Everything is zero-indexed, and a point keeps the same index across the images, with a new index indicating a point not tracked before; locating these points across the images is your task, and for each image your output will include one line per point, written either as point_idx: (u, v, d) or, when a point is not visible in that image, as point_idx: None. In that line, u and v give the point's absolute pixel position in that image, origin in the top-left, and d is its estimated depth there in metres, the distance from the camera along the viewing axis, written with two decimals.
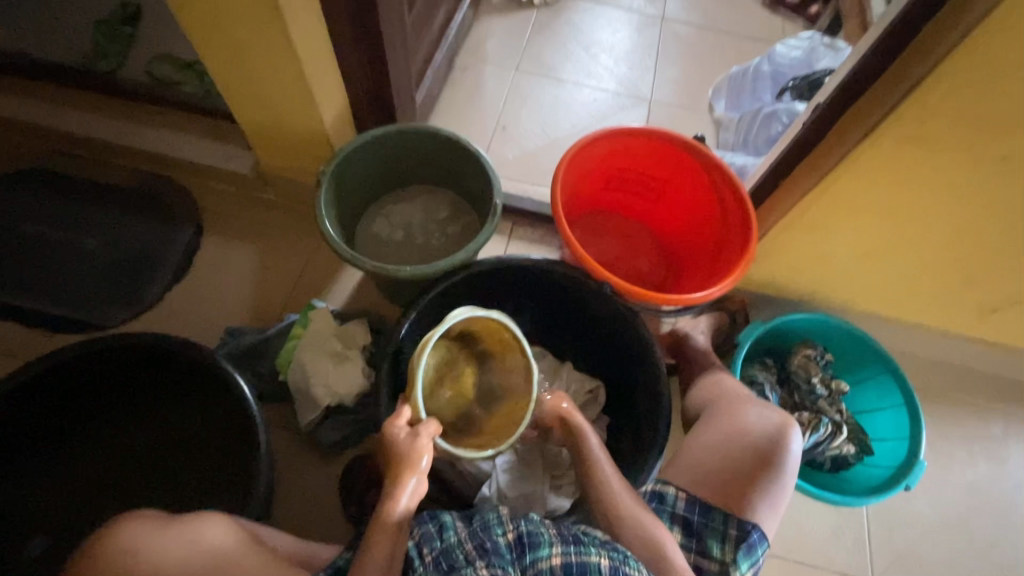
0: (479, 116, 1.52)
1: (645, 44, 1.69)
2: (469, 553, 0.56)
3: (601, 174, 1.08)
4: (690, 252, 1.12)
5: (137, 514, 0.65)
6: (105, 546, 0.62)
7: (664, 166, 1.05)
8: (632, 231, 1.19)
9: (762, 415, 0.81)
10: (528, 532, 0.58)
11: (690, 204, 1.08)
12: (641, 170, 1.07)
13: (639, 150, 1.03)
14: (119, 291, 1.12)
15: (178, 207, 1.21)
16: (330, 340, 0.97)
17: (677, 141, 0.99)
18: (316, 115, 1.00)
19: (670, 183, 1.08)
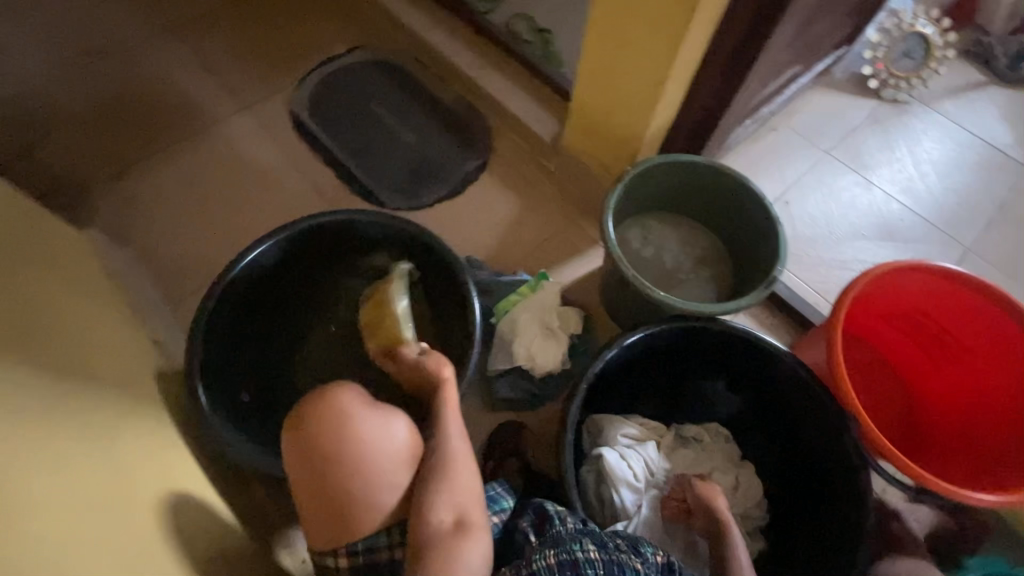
0: (765, 179, 1.45)
1: (987, 186, 1.45)
2: (622, 546, 0.66)
3: (893, 305, 0.95)
4: (957, 436, 0.94)
5: (344, 390, 0.72)
6: (327, 402, 0.71)
7: (976, 328, 0.90)
8: (885, 377, 1.03)
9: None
10: (677, 566, 0.66)
11: (988, 383, 0.91)
12: (943, 320, 0.92)
13: (954, 299, 0.89)
14: (407, 185, 1.32)
15: (478, 141, 1.37)
16: (550, 314, 1.03)
17: (1014, 316, 0.84)
18: (646, 117, 1.04)
19: (972, 348, 0.92)
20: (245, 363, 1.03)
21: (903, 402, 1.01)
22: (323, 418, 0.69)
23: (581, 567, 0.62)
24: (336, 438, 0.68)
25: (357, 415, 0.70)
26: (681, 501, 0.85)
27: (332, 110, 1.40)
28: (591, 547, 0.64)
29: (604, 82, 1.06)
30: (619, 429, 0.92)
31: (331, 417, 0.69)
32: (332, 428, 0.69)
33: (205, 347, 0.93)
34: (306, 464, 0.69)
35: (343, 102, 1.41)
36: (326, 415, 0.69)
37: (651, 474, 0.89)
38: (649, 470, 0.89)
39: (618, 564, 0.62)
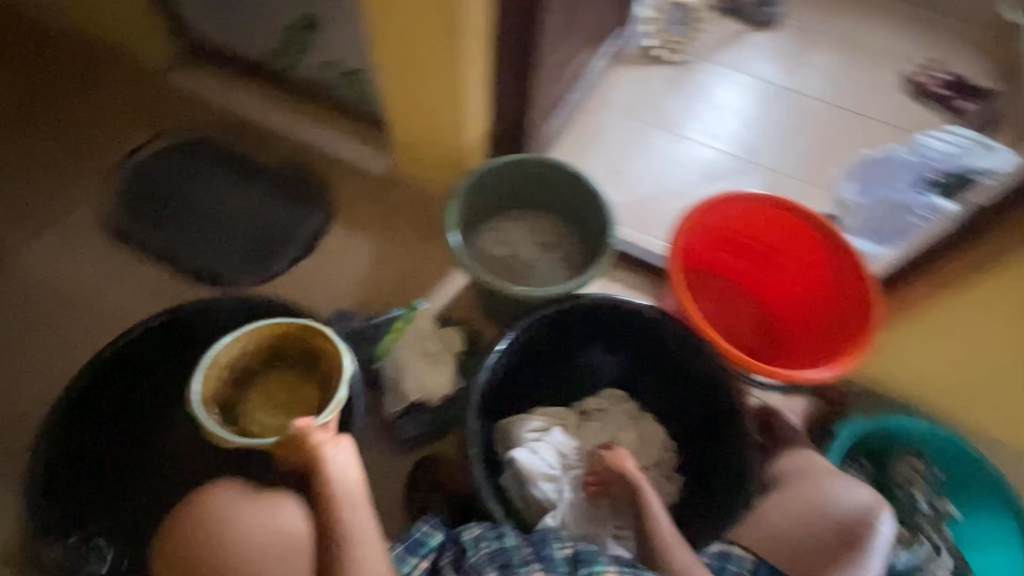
0: (596, 156, 1.57)
1: (771, 114, 1.68)
2: (528, 557, 0.68)
3: (719, 238, 1.07)
4: (799, 332, 1.07)
5: (226, 484, 0.71)
6: (208, 502, 0.69)
7: (784, 238, 1.04)
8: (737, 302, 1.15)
9: (851, 491, 0.82)
10: (584, 551, 0.68)
11: (808, 280, 1.04)
12: (759, 238, 1.06)
13: (759, 219, 1.03)
14: (253, 258, 1.26)
15: (316, 194, 1.34)
16: (428, 341, 1.03)
17: (803, 217, 0.98)
18: (460, 132, 1.08)
19: (787, 255, 1.06)
20: (131, 468, 1.02)
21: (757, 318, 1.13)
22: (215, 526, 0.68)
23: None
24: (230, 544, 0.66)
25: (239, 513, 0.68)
26: (584, 472, 0.91)
27: (148, 204, 1.31)
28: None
29: (412, 110, 1.09)
30: (523, 428, 0.94)
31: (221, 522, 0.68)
32: (210, 533, 0.67)
33: (42, 501, 0.89)
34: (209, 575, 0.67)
35: (158, 193, 1.32)
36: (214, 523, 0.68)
37: (564, 459, 0.92)
38: (561, 456, 0.92)
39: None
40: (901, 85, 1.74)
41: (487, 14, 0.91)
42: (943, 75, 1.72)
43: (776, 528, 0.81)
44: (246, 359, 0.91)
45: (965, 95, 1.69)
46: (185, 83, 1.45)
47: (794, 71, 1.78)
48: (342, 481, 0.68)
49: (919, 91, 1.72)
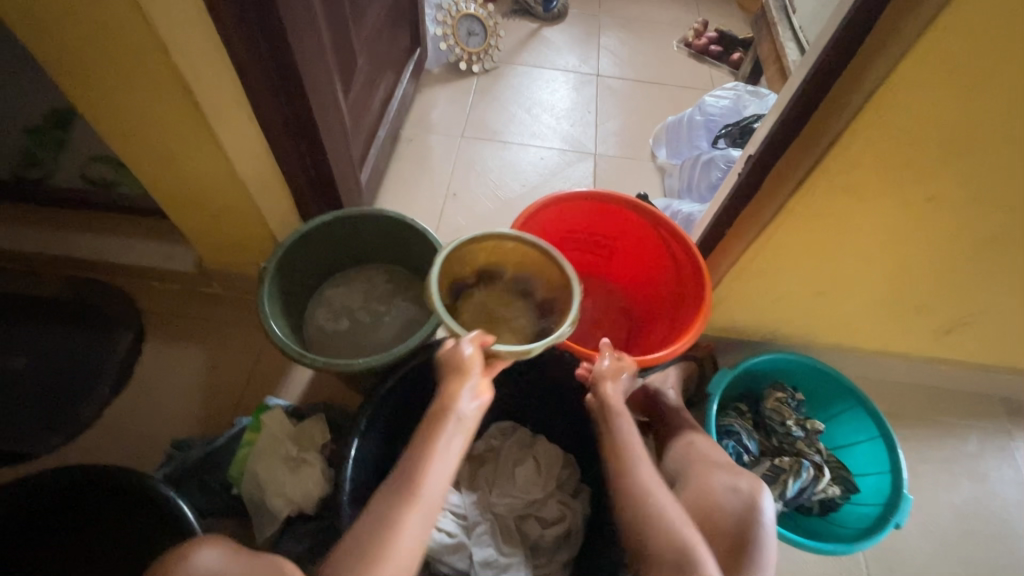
0: (429, 184, 1.52)
1: (582, 101, 1.75)
2: None
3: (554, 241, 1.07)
4: (652, 310, 1.10)
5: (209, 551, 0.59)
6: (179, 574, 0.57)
7: (614, 225, 1.06)
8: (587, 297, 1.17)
9: (729, 484, 0.78)
10: None
11: (643, 260, 1.09)
12: (591, 230, 1.08)
13: (585, 213, 1.04)
14: (50, 414, 1.04)
15: (117, 315, 1.15)
16: (283, 444, 0.90)
17: (621, 202, 1.00)
18: (254, 208, 0.97)
19: (621, 240, 1.09)
20: None
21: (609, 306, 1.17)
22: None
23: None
24: None
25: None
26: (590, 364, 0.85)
27: None
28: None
29: (188, 198, 0.96)
30: None
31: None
32: None
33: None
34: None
35: None
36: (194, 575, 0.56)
37: (465, 519, 0.86)
38: (460, 519, 0.86)
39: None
40: (684, 50, 1.91)
41: (232, 84, 0.80)
42: (715, 33, 1.91)
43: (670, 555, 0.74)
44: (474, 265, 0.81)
45: (737, 46, 1.88)
46: None
47: (592, 57, 1.87)
48: (453, 417, 0.61)
49: (699, 51, 1.89)
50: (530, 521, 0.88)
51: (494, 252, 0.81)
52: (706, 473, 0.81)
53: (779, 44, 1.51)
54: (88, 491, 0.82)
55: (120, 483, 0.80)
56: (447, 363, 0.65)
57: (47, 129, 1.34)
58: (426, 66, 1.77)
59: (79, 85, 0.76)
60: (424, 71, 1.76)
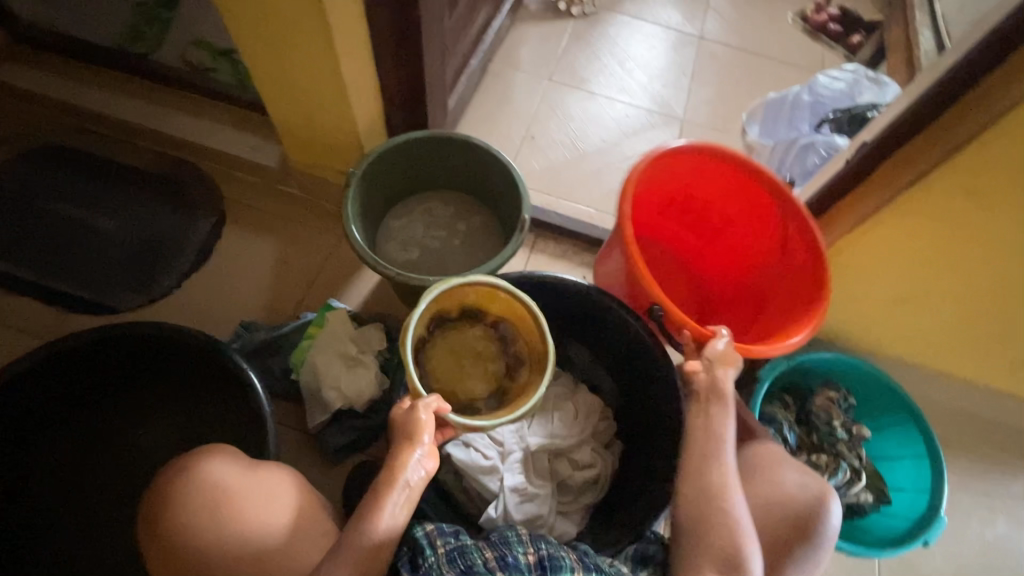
0: (509, 123, 1.50)
1: (678, 61, 1.66)
2: (491, 562, 0.62)
3: (662, 199, 1.02)
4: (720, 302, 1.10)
5: (217, 460, 0.67)
6: (199, 478, 0.65)
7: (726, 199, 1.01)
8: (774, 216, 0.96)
9: (800, 481, 0.78)
10: (548, 556, 0.65)
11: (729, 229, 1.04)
12: (704, 199, 1.03)
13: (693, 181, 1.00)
14: (139, 276, 1.12)
15: (204, 196, 1.21)
16: (344, 342, 0.96)
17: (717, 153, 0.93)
18: (350, 113, 0.98)
19: (734, 216, 1.03)
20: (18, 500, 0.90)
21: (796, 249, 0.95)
22: (201, 490, 0.64)
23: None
24: (216, 504, 0.64)
25: (235, 493, 0.65)
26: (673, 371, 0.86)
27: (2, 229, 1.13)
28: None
29: (288, 91, 0.98)
30: None
31: (206, 490, 0.64)
32: (206, 504, 0.63)
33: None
34: (169, 555, 0.64)
35: (14, 214, 1.14)
36: (202, 483, 0.65)
37: (503, 447, 0.89)
38: (499, 445, 0.89)
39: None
40: (800, 23, 1.76)
41: None
42: (838, 10, 1.75)
43: None
44: (451, 306, 0.88)
45: (858, 28, 1.73)
46: (20, 78, 1.23)
47: (698, 17, 1.76)
48: (400, 483, 0.65)
49: (817, 28, 1.75)
50: (562, 460, 0.91)
51: (486, 296, 0.87)
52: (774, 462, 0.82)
53: (914, 32, 1.37)
54: (168, 349, 0.89)
55: (199, 345, 0.86)
56: (400, 426, 0.69)
57: (154, 5, 1.37)
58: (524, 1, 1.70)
59: None
60: (522, 6, 1.70)
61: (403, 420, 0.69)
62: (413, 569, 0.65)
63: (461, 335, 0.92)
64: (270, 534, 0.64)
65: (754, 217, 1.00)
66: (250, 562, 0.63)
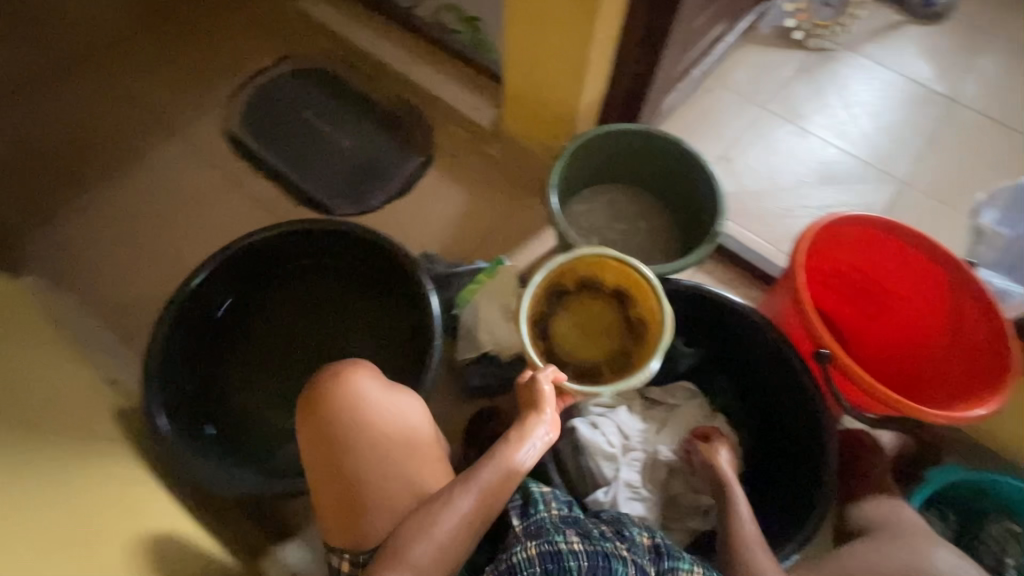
0: (707, 139, 1.48)
1: (914, 118, 1.50)
2: (606, 531, 0.65)
3: (824, 267, 1.00)
4: (902, 383, 0.98)
5: (359, 372, 0.76)
6: (345, 384, 0.74)
7: (902, 276, 0.95)
8: (956, 304, 0.90)
9: (961, 565, 0.72)
10: (666, 546, 0.65)
11: (905, 317, 0.98)
12: (874, 273, 0.98)
13: (865, 258, 0.97)
14: (355, 190, 1.31)
15: (422, 137, 1.37)
16: (509, 296, 1.04)
17: (899, 232, 0.91)
18: (578, 94, 1.05)
19: (906, 293, 0.96)
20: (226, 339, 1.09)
21: (978, 337, 0.87)
22: (347, 395, 0.73)
23: (564, 557, 0.59)
24: (363, 410, 0.73)
25: (378, 402, 0.73)
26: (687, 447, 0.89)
27: (270, 125, 1.38)
28: (574, 537, 0.62)
29: (531, 61, 1.07)
30: (589, 401, 0.94)
31: (350, 396, 0.73)
32: (352, 407, 0.72)
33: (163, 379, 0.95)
34: (314, 442, 0.73)
35: (280, 115, 1.39)
36: (348, 389, 0.73)
37: (626, 440, 0.91)
38: (623, 437, 0.91)
39: (605, 553, 0.60)
40: None
41: None
42: None
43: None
44: (567, 280, 0.94)
45: None
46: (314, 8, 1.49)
47: (953, 75, 1.57)
48: (526, 437, 0.70)
49: None
50: (680, 477, 0.90)
51: (598, 266, 0.93)
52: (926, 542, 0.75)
53: None
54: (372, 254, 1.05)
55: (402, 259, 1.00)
56: (525, 394, 0.76)
57: None
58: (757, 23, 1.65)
59: None
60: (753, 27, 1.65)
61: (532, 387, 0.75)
62: (523, 514, 0.69)
63: (581, 300, 0.97)
64: (402, 446, 0.72)
65: (935, 300, 0.93)
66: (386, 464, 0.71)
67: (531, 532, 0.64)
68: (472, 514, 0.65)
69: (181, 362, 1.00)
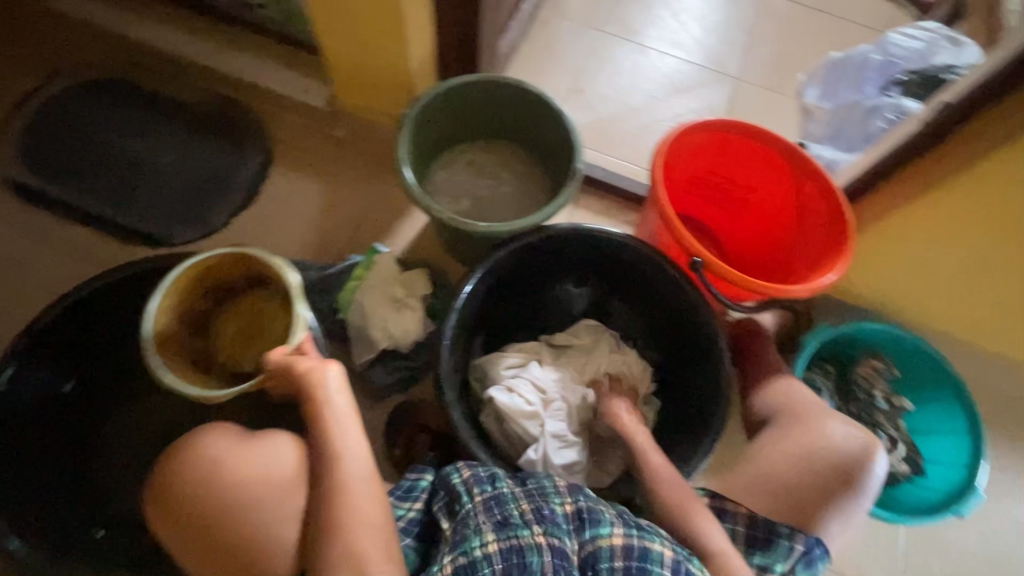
0: (555, 73, 1.46)
1: (736, 15, 1.58)
2: (529, 516, 0.65)
3: (684, 176, 1.05)
4: (768, 265, 1.08)
5: (202, 437, 0.72)
6: (190, 456, 0.70)
7: (749, 169, 1.02)
8: (795, 183, 0.98)
9: (848, 432, 0.81)
10: (587, 509, 0.66)
11: (763, 205, 1.05)
12: (727, 172, 1.04)
13: (717, 159, 1.02)
14: (191, 210, 1.15)
15: (253, 134, 1.21)
16: (392, 285, 0.97)
17: (741, 129, 0.96)
18: (405, 54, 0.96)
19: (758, 184, 1.03)
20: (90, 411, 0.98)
21: (817, 208, 0.96)
22: (195, 468, 0.69)
23: (478, 565, 0.61)
24: (216, 476, 0.69)
25: (236, 453, 0.70)
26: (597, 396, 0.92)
27: (61, 158, 1.16)
28: (490, 535, 0.63)
29: (343, 27, 0.96)
30: (501, 368, 0.93)
31: (198, 467, 0.69)
32: (204, 477, 0.69)
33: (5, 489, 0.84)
34: (193, 528, 0.68)
35: (71, 144, 1.17)
36: (196, 460, 0.70)
37: (545, 395, 0.91)
38: (540, 392, 0.92)
39: (517, 549, 0.61)
40: None
41: None
42: None
43: (777, 470, 0.78)
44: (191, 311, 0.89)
45: None
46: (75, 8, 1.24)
47: None
48: (330, 405, 0.73)
49: None
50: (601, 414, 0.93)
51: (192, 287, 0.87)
52: (810, 420, 0.83)
53: None
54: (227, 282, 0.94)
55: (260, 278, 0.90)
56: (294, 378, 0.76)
57: None
58: None
59: None
60: None
61: (309, 374, 0.75)
62: (450, 511, 0.71)
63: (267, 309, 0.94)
64: (269, 486, 0.69)
65: (776, 184, 1.01)
66: (262, 512, 0.68)
67: (459, 533, 0.66)
68: (366, 505, 0.66)
69: (36, 457, 0.90)
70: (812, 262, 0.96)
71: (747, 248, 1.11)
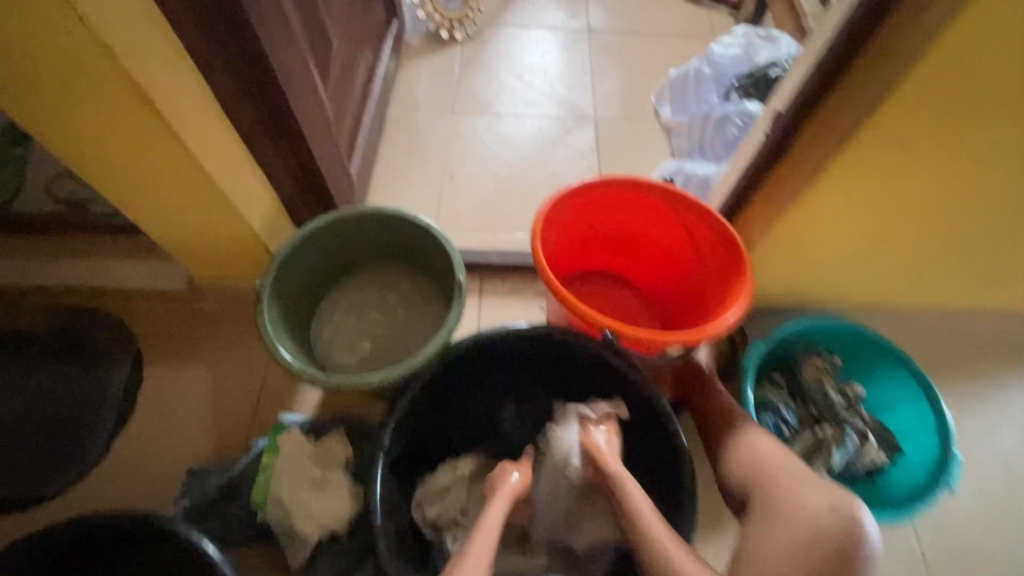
0: (423, 167, 1.43)
1: (574, 60, 1.63)
2: None
3: (575, 238, 1.02)
4: (681, 299, 1.05)
5: None
6: None
7: (632, 215, 1.01)
8: (676, 216, 0.97)
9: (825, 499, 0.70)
10: None
11: (657, 243, 1.04)
12: (612, 223, 1.02)
13: (600, 215, 1.00)
14: (56, 453, 0.98)
15: (112, 340, 1.08)
16: (306, 463, 0.86)
17: (609, 183, 0.95)
18: (244, 219, 0.89)
19: (646, 226, 1.02)
20: None
21: (705, 235, 0.94)
22: None
23: None
24: None
25: None
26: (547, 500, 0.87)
27: None
28: None
29: (168, 215, 0.88)
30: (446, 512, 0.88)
31: None
32: None
33: None
34: None
35: None
36: None
37: None
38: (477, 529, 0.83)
39: None
40: None
41: (195, 79, 0.71)
42: None
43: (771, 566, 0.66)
44: None
45: None
46: None
47: (581, 11, 1.74)
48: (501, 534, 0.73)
49: None
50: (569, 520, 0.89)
51: None
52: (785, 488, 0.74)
53: None
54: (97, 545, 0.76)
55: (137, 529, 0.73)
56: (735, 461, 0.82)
57: None
58: (405, 38, 1.64)
59: (31, 111, 0.67)
60: (404, 43, 1.64)
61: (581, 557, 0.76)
62: None
63: None
64: None
65: (660, 221, 1.00)
66: None
67: None
68: None
69: None
70: (721, 289, 0.93)
71: (659, 286, 1.09)
